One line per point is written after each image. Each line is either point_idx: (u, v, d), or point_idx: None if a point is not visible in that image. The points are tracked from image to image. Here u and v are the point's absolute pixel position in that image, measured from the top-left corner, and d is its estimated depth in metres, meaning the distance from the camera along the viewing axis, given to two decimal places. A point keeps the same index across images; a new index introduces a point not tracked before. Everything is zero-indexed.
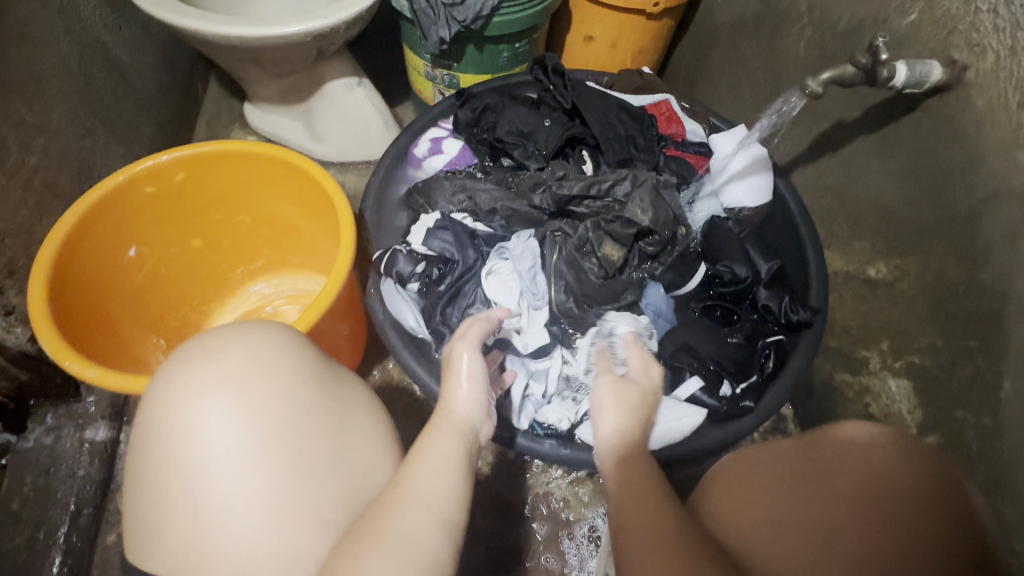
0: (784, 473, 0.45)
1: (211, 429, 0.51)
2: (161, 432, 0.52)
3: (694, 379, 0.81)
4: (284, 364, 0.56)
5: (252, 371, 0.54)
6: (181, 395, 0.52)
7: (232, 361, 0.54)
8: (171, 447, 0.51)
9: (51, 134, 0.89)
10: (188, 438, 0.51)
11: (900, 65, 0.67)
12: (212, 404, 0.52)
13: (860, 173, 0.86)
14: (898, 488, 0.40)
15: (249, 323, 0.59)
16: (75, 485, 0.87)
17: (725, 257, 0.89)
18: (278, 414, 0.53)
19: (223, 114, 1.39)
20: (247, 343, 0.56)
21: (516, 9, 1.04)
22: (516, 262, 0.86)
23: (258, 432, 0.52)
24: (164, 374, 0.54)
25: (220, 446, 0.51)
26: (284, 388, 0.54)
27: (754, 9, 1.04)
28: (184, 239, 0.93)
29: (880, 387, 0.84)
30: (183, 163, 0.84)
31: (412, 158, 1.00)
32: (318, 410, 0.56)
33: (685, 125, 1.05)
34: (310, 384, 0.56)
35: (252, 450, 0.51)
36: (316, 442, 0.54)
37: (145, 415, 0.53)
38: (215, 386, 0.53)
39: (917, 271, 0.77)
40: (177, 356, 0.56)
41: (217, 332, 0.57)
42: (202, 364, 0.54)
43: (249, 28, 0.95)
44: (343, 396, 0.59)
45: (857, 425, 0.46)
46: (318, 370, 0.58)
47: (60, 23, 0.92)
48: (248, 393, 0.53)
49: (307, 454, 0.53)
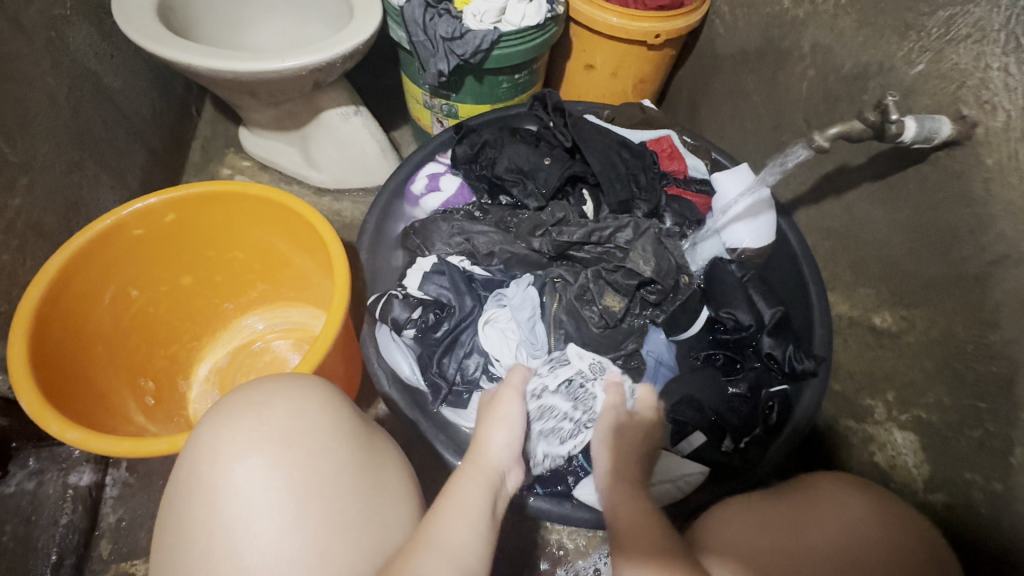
0: (751, 501, 0.55)
1: (246, 486, 0.47)
2: (195, 489, 0.48)
3: (698, 434, 0.80)
4: (326, 419, 0.53)
5: (295, 425, 0.51)
6: (220, 449, 0.49)
7: (275, 415, 0.51)
8: (205, 507, 0.47)
9: (36, 173, 0.86)
10: (223, 497, 0.47)
11: (908, 121, 0.66)
12: (251, 458, 0.48)
13: (864, 218, 0.84)
14: (865, 538, 0.46)
15: (289, 376, 0.57)
16: (57, 533, 0.84)
17: (727, 304, 0.87)
18: (317, 471, 0.49)
19: (217, 137, 1.36)
20: (291, 398, 0.53)
21: (518, 41, 1.02)
22: (515, 311, 0.86)
23: (296, 489, 0.48)
24: (207, 425, 0.52)
25: (255, 505, 0.47)
26: (325, 444, 0.51)
27: (756, 44, 1.03)
28: (175, 276, 0.91)
29: (885, 437, 0.81)
30: (172, 205, 0.83)
31: (410, 196, 0.99)
32: (357, 467, 0.51)
33: (687, 161, 1.03)
34: (348, 440, 0.53)
35: (287, 508, 0.47)
36: (355, 503, 0.49)
37: (182, 473, 0.50)
38: (255, 439, 0.50)
39: (924, 325, 0.76)
40: (218, 409, 0.53)
41: (259, 385, 0.55)
42: (243, 416, 0.51)
43: (243, 64, 0.94)
44: (378, 452, 0.55)
45: (817, 474, 0.56)
46: (357, 428, 0.55)
47: (47, 57, 0.90)
48: (290, 448, 0.50)
49: (345, 515, 0.48)
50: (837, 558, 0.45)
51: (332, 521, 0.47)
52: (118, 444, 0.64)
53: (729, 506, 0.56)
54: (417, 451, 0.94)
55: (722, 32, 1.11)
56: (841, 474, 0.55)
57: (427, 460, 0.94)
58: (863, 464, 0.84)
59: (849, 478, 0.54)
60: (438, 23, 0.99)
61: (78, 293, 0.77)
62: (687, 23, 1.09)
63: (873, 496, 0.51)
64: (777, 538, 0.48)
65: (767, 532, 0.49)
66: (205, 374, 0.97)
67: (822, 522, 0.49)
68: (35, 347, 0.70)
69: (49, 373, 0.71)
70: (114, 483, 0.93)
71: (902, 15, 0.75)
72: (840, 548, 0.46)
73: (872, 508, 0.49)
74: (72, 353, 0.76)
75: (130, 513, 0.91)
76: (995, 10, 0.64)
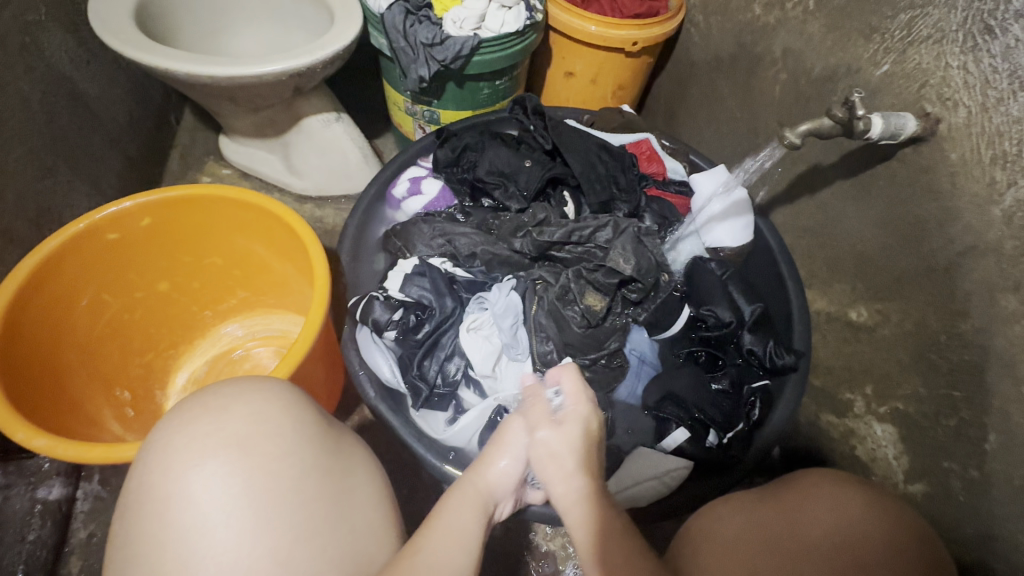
0: (744, 503, 0.54)
1: (203, 494, 0.46)
2: (148, 500, 0.47)
3: (681, 431, 0.80)
4: (289, 422, 0.52)
5: (255, 430, 0.50)
6: (174, 456, 0.48)
7: (235, 420, 0.50)
8: (159, 518, 0.46)
9: (6, 179, 0.85)
10: (178, 507, 0.46)
11: (875, 118, 0.68)
12: (209, 465, 0.47)
13: (838, 216, 0.86)
14: (861, 539, 0.45)
15: (249, 378, 0.55)
16: (24, 551, 0.80)
17: (708, 301, 0.88)
18: (280, 476, 0.48)
19: (197, 145, 1.35)
20: (250, 402, 0.52)
21: (496, 48, 1.03)
22: (497, 316, 0.85)
23: (257, 496, 0.47)
24: (163, 429, 0.50)
25: (213, 514, 0.45)
26: (287, 448, 0.50)
27: (729, 50, 1.06)
28: (149, 283, 0.89)
29: (865, 430, 0.82)
30: (148, 209, 0.81)
31: (391, 199, 1.00)
32: (321, 470, 0.51)
33: (666, 163, 1.05)
34: (313, 442, 0.52)
35: (247, 516, 0.46)
36: (320, 507, 0.49)
37: (138, 482, 0.48)
38: (213, 445, 0.48)
39: (898, 317, 0.77)
40: (173, 415, 0.51)
41: (218, 389, 0.53)
42: (199, 421, 0.50)
43: (222, 68, 0.93)
44: (344, 452, 0.55)
45: (813, 472, 0.54)
46: (323, 431, 0.54)
47: (20, 62, 0.89)
48: (250, 453, 0.48)
49: (309, 522, 0.47)
50: (832, 561, 0.45)
51: (296, 527, 0.47)
52: (89, 450, 0.62)
53: (726, 506, 0.55)
54: (401, 456, 0.93)
55: (697, 40, 1.14)
56: (840, 472, 0.53)
57: (413, 465, 0.93)
58: (845, 459, 0.84)
59: (847, 475, 0.52)
60: (418, 29, 1.00)
61: (49, 301, 0.75)
62: (664, 31, 1.11)
63: (873, 495, 0.49)
64: (773, 535, 0.49)
65: (758, 540, 0.49)
66: (181, 385, 0.95)
67: (815, 518, 0.48)
68: (2, 358, 0.67)
69: (17, 381, 0.69)
70: (85, 497, 0.90)
71: (867, 18, 0.78)
72: (833, 550, 0.45)
73: (870, 508, 0.48)
74: (43, 363, 0.74)
75: (102, 528, 0.88)
76: (952, 12, 0.67)
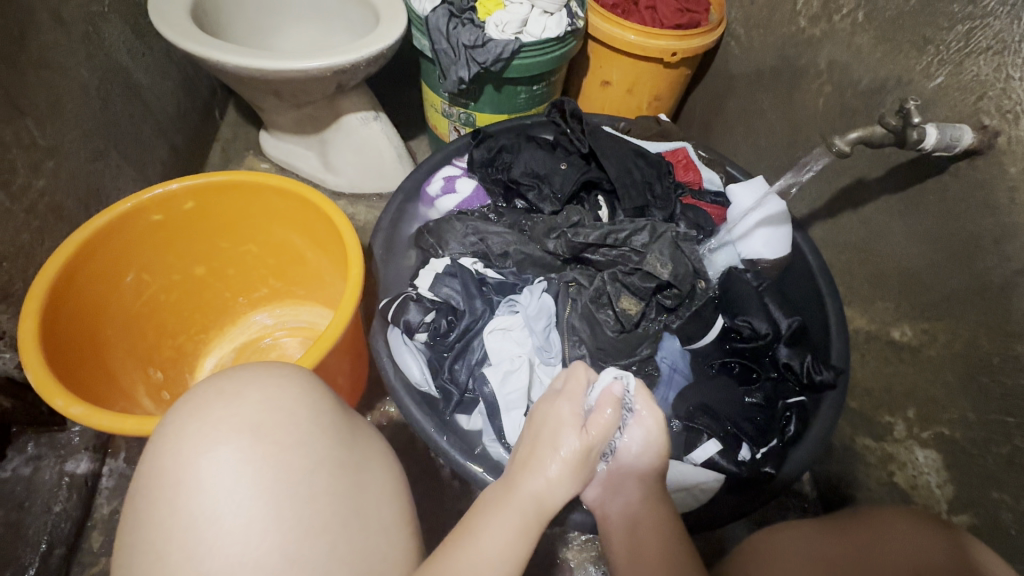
0: (809, 533, 0.50)
1: (213, 481, 0.46)
2: (157, 486, 0.47)
3: (712, 442, 0.78)
4: (303, 410, 0.52)
5: (269, 416, 0.50)
6: (187, 441, 0.48)
7: (248, 405, 0.50)
8: (167, 504, 0.46)
9: (62, 158, 0.88)
10: (186, 494, 0.46)
11: (930, 128, 0.66)
12: (219, 451, 0.47)
13: (882, 232, 0.84)
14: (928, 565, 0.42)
15: (264, 364, 0.55)
16: (49, 522, 0.82)
17: (744, 312, 0.86)
18: (291, 465, 0.48)
19: (238, 139, 1.40)
20: (265, 388, 0.52)
21: (537, 52, 1.04)
22: (529, 319, 0.84)
23: (268, 484, 0.47)
24: (175, 416, 0.50)
25: (223, 502, 0.45)
26: (300, 437, 0.50)
27: (771, 62, 1.05)
28: (187, 266, 0.91)
29: (905, 456, 0.79)
30: (192, 192, 0.83)
31: (425, 196, 1.00)
32: (334, 464, 0.50)
33: (702, 173, 1.04)
34: (327, 434, 0.52)
35: (258, 508, 0.46)
36: (332, 502, 0.48)
37: (151, 465, 0.48)
38: (224, 431, 0.48)
39: (946, 338, 0.74)
40: (187, 399, 0.51)
41: (234, 373, 0.53)
42: (212, 405, 0.50)
43: (270, 61, 0.96)
44: (358, 445, 0.54)
45: (872, 506, 0.50)
46: (339, 423, 0.54)
47: (81, 49, 0.93)
48: (263, 440, 0.48)
49: (322, 516, 0.47)
50: None
51: (307, 520, 0.46)
52: (121, 421, 0.62)
53: (780, 537, 0.51)
54: (424, 450, 0.93)
55: (738, 53, 1.13)
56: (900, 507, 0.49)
57: (435, 463, 0.92)
58: (881, 484, 0.82)
59: (907, 509, 0.49)
60: (461, 31, 1.02)
61: (90, 276, 0.77)
62: (704, 42, 1.11)
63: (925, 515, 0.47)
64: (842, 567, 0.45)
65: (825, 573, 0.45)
66: (207, 369, 0.97)
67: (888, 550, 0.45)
68: (45, 326, 0.69)
69: (58, 351, 0.71)
70: (110, 474, 0.91)
71: (920, 30, 0.76)
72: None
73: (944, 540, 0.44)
74: (83, 338, 0.76)
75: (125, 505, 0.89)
76: (1015, 22, 0.64)
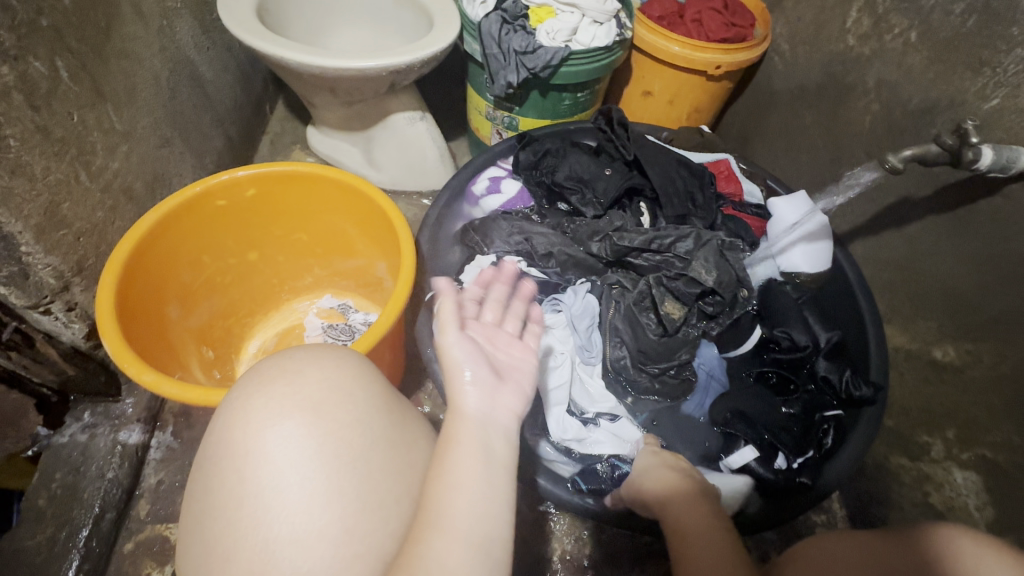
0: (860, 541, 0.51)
1: (277, 453, 0.49)
2: (225, 456, 0.50)
3: (750, 448, 0.78)
4: (359, 391, 0.54)
5: (329, 396, 0.52)
6: (253, 415, 0.51)
7: (309, 384, 0.53)
8: (234, 473, 0.48)
9: (133, 142, 0.93)
10: (252, 465, 0.48)
11: (986, 148, 0.67)
12: (283, 426, 0.50)
13: (927, 251, 0.84)
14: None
15: (322, 347, 0.58)
16: (102, 487, 0.86)
17: (784, 323, 0.87)
18: (350, 443, 0.50)
19: (286, 134, 1.45)
20: (325, 367, 0.54)
21: (586, 60, 1.07)
22: (573, 318, 0.87)
23: (327, 460, 0.49)
24: (240, 391, 0.53)
25: (286, 474, 0.48)
26: (357, 417, 0.52)
27: (816, 79, 1.05)
28: (242, 251, 0.95)
29: (944, 477, 0.79)
30: (255, 180, 0.87)
31: (471, 196, 1.04)
32: (388, 444, 0.53)
33: (743, 185, 1.05)
34: (382, 416, 0.54)
35: (318, 481, 0.48)
36: (387, 481, 0.51)
37: (219, 435, 0.51)
38: (288, 407, 0.51)
39: (991, 359, 0.74)
40: (250, 376, 0.55)
41: (294, 353, 0.56)
42: (276, 383, 0.52)
43: (331, 60, 1.00)
44: (409, 428, 0.57)
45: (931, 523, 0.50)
46: (392, 406, 0.56)
47: (156, 42, 0.98)
48: (323, 417, 0.51)
49: (376, 492, 0.49)
50: None
51: (363, 496, 0.49)
52: (186, 391, 0.66)
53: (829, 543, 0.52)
54: None
55: (781, 69, 1.15)
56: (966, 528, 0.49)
57: None
58: (916, 506, 0.80)
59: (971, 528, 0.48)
60: (512, 38, 1.05)
61: (156, 257, 0.81)
62: (749, 57, 1.12)
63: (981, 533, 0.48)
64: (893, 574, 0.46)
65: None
66: (253, 351, 1.00)
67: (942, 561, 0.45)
68: (120, 298, 0.73)
69: (129, 324, 0.75)
70: (157, 447, 0.95)
71: (976, 52, 0.76)
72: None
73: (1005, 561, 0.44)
74: (150, 316, 0.81)
75: (170, 477, 0.93)
76: None
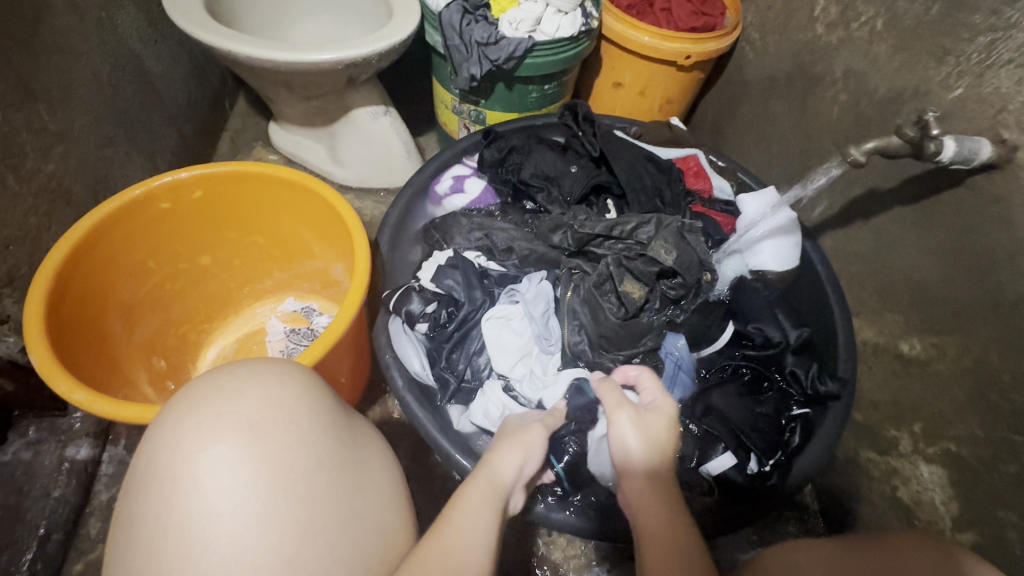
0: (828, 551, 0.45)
1: (210, 478, 0.45)
2: (153, 482, 0.46)
3: (728, 456, 0.76)
4: (303, 409, 0.51)
5: (268, 415, 0.49)
6: (184, 438, 0.47)
7: (247, 402, 0.49)
8: (163, 501, 0.45)
9: (72, 143, 0.88)
10: (182, 492, 0.45)
11: (948, 140, 0.65)
12: (217, 449, 0.47)
13: (894, 244, 0.83)
14: None
15: (263, 360, 0.55)
16: (48, 507, 0.82)
17: (756, 319, 0.88)
18: (290, 466, 0.47)
19: (247, 130, 1.40)
20: (265, 384, 0.51)
21: (550, 51, 1.03)
22: (528, 306, 0.84)
23: (265, 484, 0.46)
24: (172, 412, 0.50)
25: (220, 502, 0.45)
26: (300, 437, 0.49)
27: (786, 69, 1.03)
28: (193, 255, 0.90)
29: (910, 471, 0.77)
30: (200, 180, 0.83)
31: (433, 195, 1.00)
32: (334, 464, 0.50)
33: (713, 180, 1.03)
34: (327, 434, 0.51)
35: (253, 508, 0.45)
36: (332, 504, 0.48)
37: (148, 459, 0.48)
38: (223, 429, 0.48)
39: (955, 353, 0.73)
40: (183, 394, 0.51)
41: (233, 369, 0.53)
42: (211, 402, 0.49)
43: (282, 53, 0.96)
44: (358, 445, 0.54)
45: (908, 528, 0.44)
46: (339, 422, 0.54)
47: (95, 35, 0.93)
48: (261, 439, 0.48)
49: (320, 516, 0.47)
50: None
51: (305, 522, 0.46)
52: (122, 408, 0.62)
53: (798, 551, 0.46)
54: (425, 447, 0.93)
55: (752, 58, 1.12)
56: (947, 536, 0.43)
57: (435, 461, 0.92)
58: (884, 499, 0.80)
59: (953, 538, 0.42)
60: (473, 28, 1.01)
61: (95, 265, 0.77)
62: (718, 46, 1.10)
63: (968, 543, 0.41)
64: None
65: None
66: (210, 360, 0.96)
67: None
68: (50, 307, 0.69)
69: (63, 336, 0.70)
70: (110, 461, 0.91)
71: (940, 40, 0.75)
72: None
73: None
74: (91, 326, 0.76)
75: None
76: None
